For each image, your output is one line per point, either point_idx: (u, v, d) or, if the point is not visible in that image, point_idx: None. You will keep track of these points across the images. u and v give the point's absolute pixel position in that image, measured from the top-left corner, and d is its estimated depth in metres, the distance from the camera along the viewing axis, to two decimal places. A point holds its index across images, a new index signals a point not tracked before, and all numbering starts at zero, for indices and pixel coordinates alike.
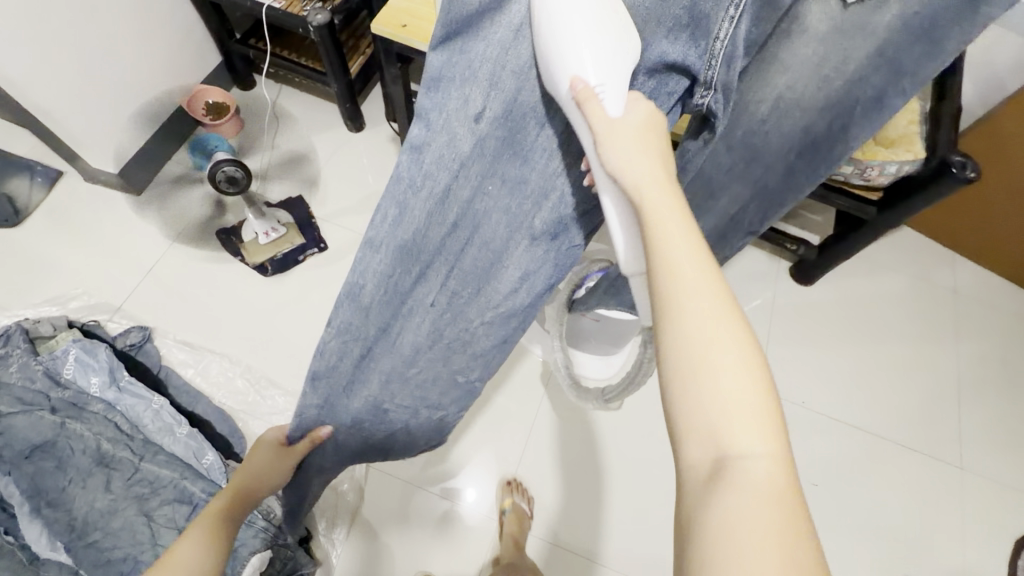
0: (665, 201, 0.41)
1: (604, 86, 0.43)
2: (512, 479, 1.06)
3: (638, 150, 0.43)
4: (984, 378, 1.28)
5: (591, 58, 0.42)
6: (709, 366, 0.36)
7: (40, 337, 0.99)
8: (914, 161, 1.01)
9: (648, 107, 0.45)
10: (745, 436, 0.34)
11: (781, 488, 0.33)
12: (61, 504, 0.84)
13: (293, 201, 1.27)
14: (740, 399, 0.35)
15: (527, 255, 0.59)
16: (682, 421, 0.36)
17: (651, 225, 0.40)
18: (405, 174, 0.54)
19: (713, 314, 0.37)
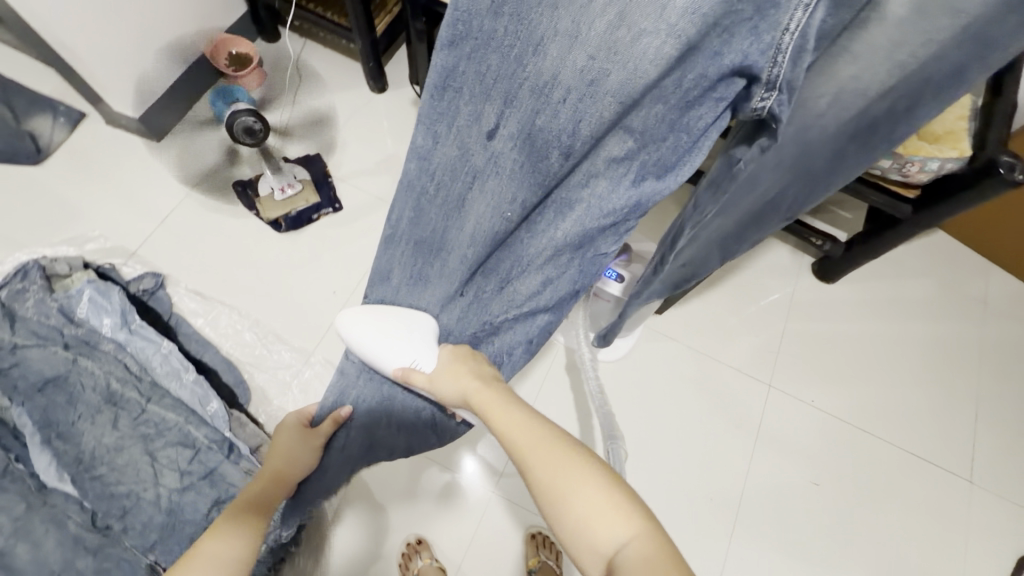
0: (494, 400, 0.65)
1: (415, 363, 0.72)
2: (537, 534, 1.00)
3: (455, 377, 0.69)
4: (1004, 392, 1.23)
5: (399, 356, 0.74)
6: (568, 498, 0.53)
7: (56, 274, 1.00)
8: (957, 160, 0.94)
9: (450, 348, 0.74)
10: (612, 531, 0.51)
11: (654, 554, 0.48)
12: (71, 437, 0.86)
13: (311, 158, 1.26)
14: (596, 507, 0.52)
15: (551, 257, 0.69)
16: (571, 547, 0.53)
17: (496, 422, 0.62)
18: (421, 183, 0.69)
19: (556, 462, 0.56)
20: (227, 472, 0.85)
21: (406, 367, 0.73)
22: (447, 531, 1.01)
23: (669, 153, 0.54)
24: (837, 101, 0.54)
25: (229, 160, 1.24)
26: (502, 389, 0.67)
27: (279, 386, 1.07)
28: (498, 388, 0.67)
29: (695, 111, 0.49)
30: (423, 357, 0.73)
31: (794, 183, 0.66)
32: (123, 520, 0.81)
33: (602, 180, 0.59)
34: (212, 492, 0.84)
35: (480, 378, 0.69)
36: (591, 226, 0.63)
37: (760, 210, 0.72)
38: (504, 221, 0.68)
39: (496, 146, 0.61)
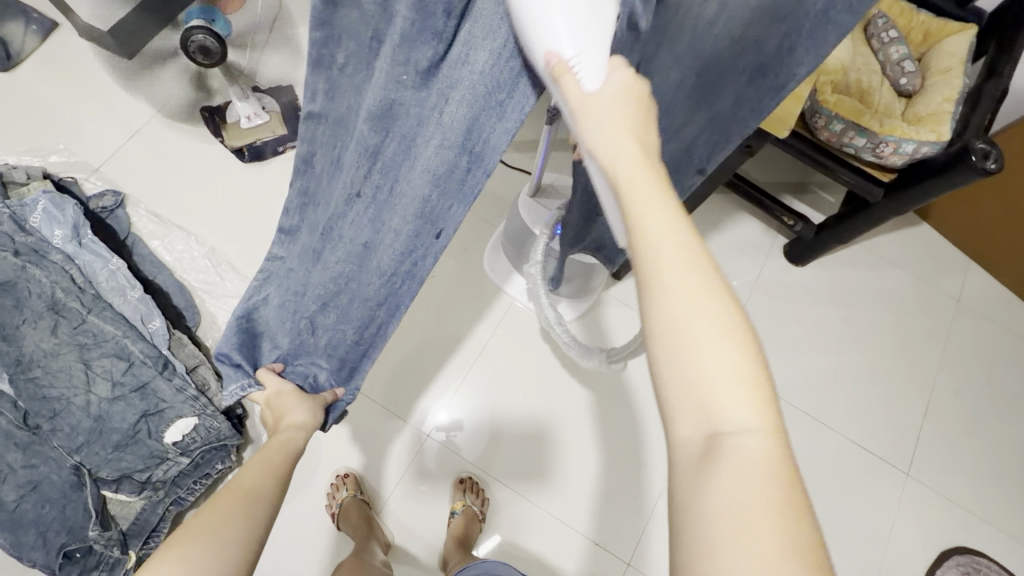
0: (645, 187, 0.37)
1: (578, 58, 0.37)
2: (466, 479, 1.04)
3: (614, 123, 0.39)
4: (960, 394, 1.22)
5: (561, 17, 0.36)
6: (700, 348, 0.33)
7: (13, 182, 1.00)
8: (933, 143, 0.88)
9: (629, 76, 0.40)
10: (737, 413, 0.33)
11: (780, 467, 0.32)
12: (13, 340, 0.87)
13: (282, 89, 1.24)
14: (727, 382, 0.33)
15: (436, 158, 0.47)
16: (670, 398, 0.34)
17: (633, 210, 0.36)
18: (327, 53, 0.45)
19: (698, 308, 0.34)
20: (159, 387, 0.89)
21: (564, 59, 0.37)
22: (377, 466, 1.04)
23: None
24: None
25: (198, 84, 1.22)
26: (657, 167, 0.39)
27: (228, 314, 1.08)
28: (655, 164, 0.39)
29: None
30: (592, 55, 0.38)
31: (699, 126, 0.59)
32: (52, 421, 0.85)
33: (480, 51, 0.40)
34: (141, 405, 0.88)
35: (647, 150, 0.39)
36: (459, 133, 0.45)
37: (672, 156, 0.63)
38: (396, 86, 0.44)
39: (391, 6, 0.40)
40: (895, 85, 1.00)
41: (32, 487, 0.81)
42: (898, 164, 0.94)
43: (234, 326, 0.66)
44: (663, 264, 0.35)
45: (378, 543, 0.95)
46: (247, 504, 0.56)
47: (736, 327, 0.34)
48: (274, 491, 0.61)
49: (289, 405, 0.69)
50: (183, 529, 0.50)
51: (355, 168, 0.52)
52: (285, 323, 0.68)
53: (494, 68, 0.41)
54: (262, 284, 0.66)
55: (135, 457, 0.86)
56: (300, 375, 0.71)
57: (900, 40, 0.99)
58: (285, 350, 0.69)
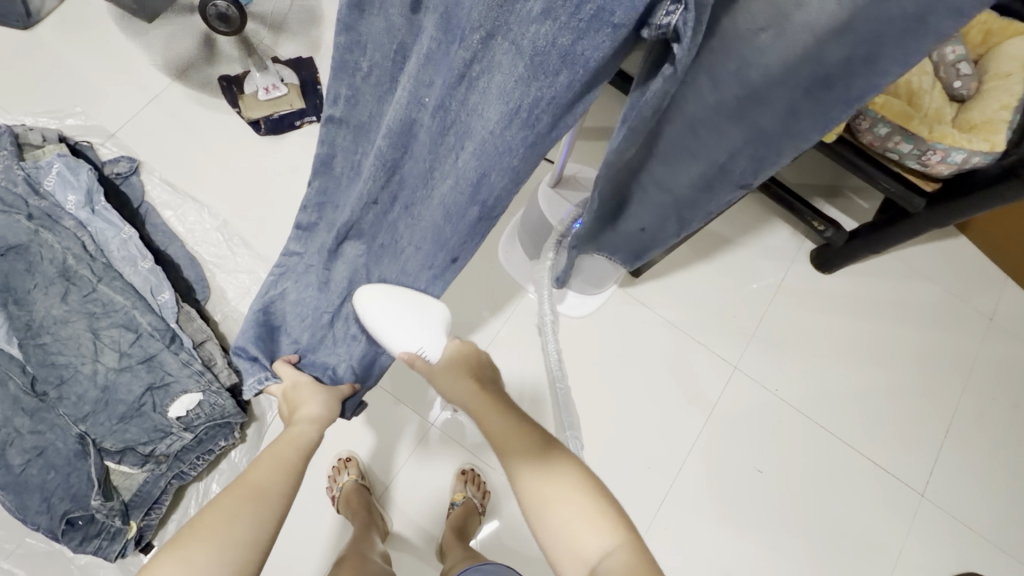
0: (495, 416, 0.61)
1: (422, 349, 0.64)
2: (467, 470, 1.02)
3: (457, 380, 0.65)
4: (984, 415, 1.17)
5: (407, 336, 0.63)
6: (554, 506, 0.55)
7: (28, 144, 0.99)
8: (986, 154, 0.81)
9: (459, 342, 0.68)
10: (597, 544, 0.52)
11: (637, 569, 0.49)
12: (23, 304, 0.87)
13: (302, 61, 1.20)
14: (580, 523, 0.53)
15: (451, 196, 0.51)
16: (556, 550, 0.54)
17: (486, 422, 0.61)
18: (352, 59, 0.45)
19: (544, 481, 0.56)
20: (166, 360, 0.88)
21: (413, 351, 0.64)
22: (379, 451, 1.04)
23: (565, 94, 0.38)
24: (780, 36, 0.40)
25: (217, 51, 1.19)
26: (496, 390, 0.64)
27: (238, 290, 1.07)
28: (493, 389, 0.65)
29: (587, 37, 0.33)
30: (432, 345, 0.65)
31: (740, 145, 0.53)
32: (59, 389, 0.85)
33: (491, 107, 0.41)
34: (147, 377, 0.87)
35: (481, 379, 0.65)
36: (470, 181, 0.48)
37: None
38: (414, 106, 0.44)
39: (419, 21, 0.40)
40: (947, 89, 0.93)
41: (38, 453, 0.82)
42: (943, 173, 0.88)
43: (251, 322, 0.65)
44: (514, 459, 0.58)
45: (377, 532, 0.94)
46: (256, 501, 0.55)
47: (577, 483, 0.56)
48: (289, 491, 0.58)
49: (305, 397, 0.64)
50: (184, 535, 0.50)
51: (370, 180, 0.52)
52: (303, 317, 0.67)
53: (503, 132, 0.42)
54: (277, 278, 0.66)
55: (140, 430, 0.86)
56: (321, 370, 0.69)
57: (958, 40, 0.92)
58: (303, 344, 0.68)
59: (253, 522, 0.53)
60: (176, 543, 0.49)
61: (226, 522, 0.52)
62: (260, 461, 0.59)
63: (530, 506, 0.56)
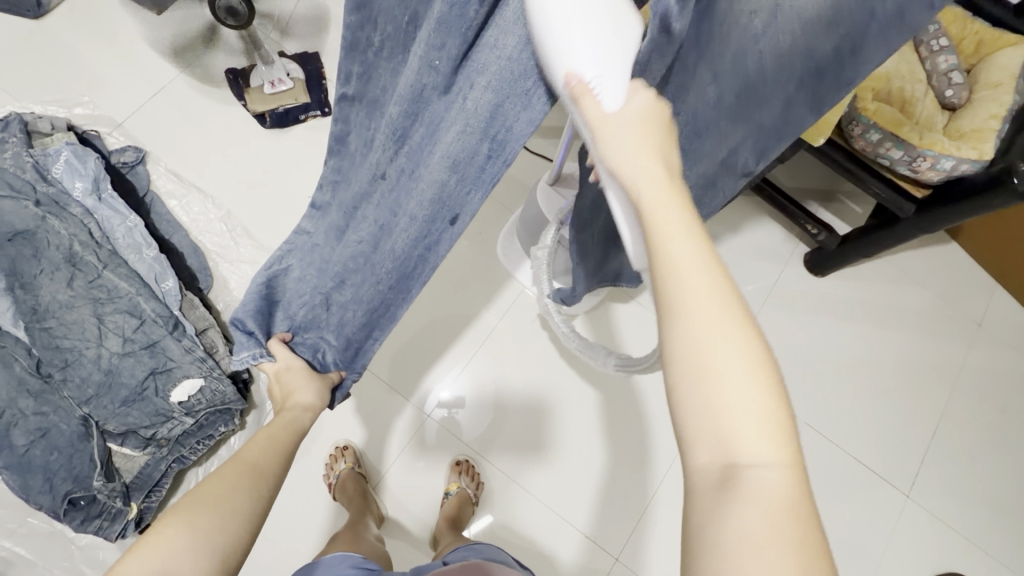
0: (669, 200, 0.34)
1: (599, 79, 0.35)
2: (462, 461, 1.04)
3: (638, 142, 0.36)
4: (971, 420, 1.19)
5: (588, 41, 0.34)
6: (713, 378, 0.31)
7: (37, 132, 1.00)
8: (974, 162, 0.83)
9: (650, 100, 0.38)
10: (757, 446, 0.30)
11: (796, 500, 0.29)
12: (30, 289, 0.88)
13: (307, 56, 1.22)
14: (746, 413, 0.31)
15: (456, 146, 0.45)
16: (689, 425, 0.32)
17: (658, 223, 0.33)
18: (362, 34, 0.45)
19: (714, 327, 0.32)
20: (168, 347, 0.90)
21: (583, 79, 0.35)
22: (377, 441, 1.05)
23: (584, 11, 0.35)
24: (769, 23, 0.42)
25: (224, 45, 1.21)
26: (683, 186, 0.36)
27: (240, 280, 1.09)
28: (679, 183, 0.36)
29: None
30: (613, 77, 0.36)
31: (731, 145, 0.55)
32: (63, 372, 0.87)
33: (509, 41, 0.37)
34: (150, 362, 0.89)
35: (670, 167, 0.36)
36: (478, 136, 0.43)
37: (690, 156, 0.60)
38: (421, 73, 0.42)
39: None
40: (939, 97, 0.96)
41: (42, 434, 0.83)
42: (933, 179, 0.90)
43: (253, 292, 0.67)
44: (673, 271, 0.32)
45: (371, 516, 0.96)
46: (252, 480, 0.56)
47: (757, 359, 0.32)
48: (282, 463, 0.61)
49: (296, 384, 0.69)
50: (185, 500, 0.50)
51: (382, 151, 0.52)
52: (302, 294, 0.69)
53: (523, 54, 0.37)
54: (285, 253, 0.67)
55: (142, 414, 0.88)
56: (307, 350, 0.73)
57: (950, 49, 0.94)
58: (297, 322, 0.71)
59: (249, 499, 0.54)
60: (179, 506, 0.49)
61: (224, 496, 0.52)
62: (254, 442, 0.61)
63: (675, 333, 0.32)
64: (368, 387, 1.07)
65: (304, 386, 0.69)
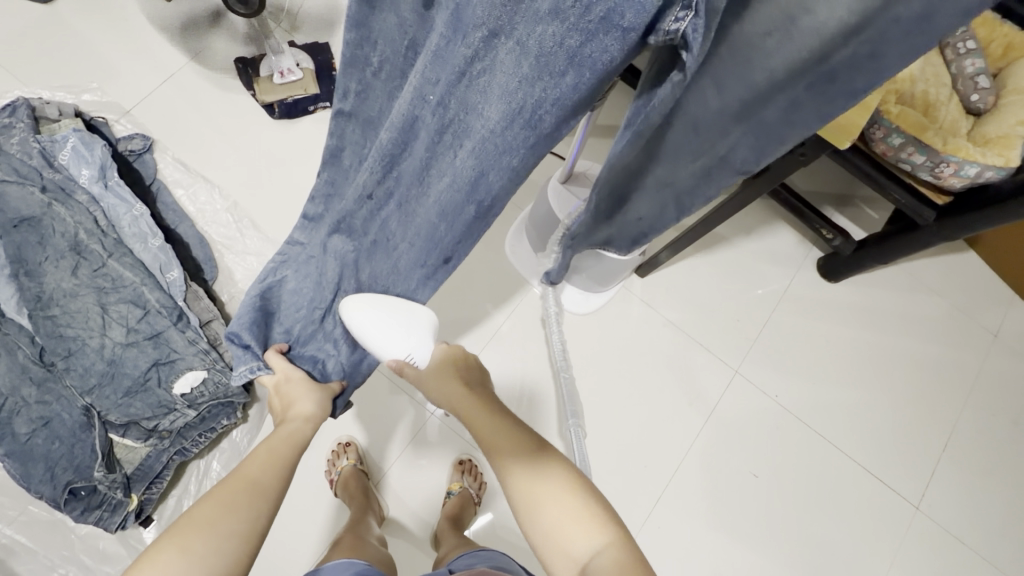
0: (476, 409, 0.64)
1: (410, 355, 0.62)
2: (465, 461, 1.03)
3: (448, 381, 0.67)
4: (983, 433, 1.17)
5: (395, 344, 0.61)
6: (540, 504, 0.56)
7: (45, 118, 0.99)
8: (999, 169, 0.81)
9: (445, 349, 0.68)
10: (584, 542, 0.53)
11: (624, 564, 0.49)
12: (34, 276, 0.88)
13: (318, 47, 1.21)
14: (568, 522, 0.54)
15: (446, 196, 0.48)
16: (544, 547, 0.55)
17: (477, 427, 0.63)
18: (362, 53, 0.44)
19: (532, 474, 0.57)
20: (171, 338, 0.89)
21: (401, 359, 0.62)
22: (379, 439, 1.04)
23: (569, 97, 0.34)
24: (786, 40, 0.39)
25: (234, 33, 1.19)
26: (482, 393, 0.67)
27: (245, 272, 1.08)
28: (480, 394, 0.66)
29: (595, 39, 0.30)
30: (420, 351, 0.63)
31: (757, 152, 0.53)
32: (66, 360, 0.86)
33: (492, 106, 0.38)
34: (154, 353, 0.89)
35: (467, 379, 0.68)
36: (467, 181, 0.45)
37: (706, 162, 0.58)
38: (417, 103, 0.42)
39: (430, 17, 0.37)
40: (964, 102, 0.92)
41: (44, 424, 0.83)
42: (955, 186, 0.87)
43: (247, 305, 0.63)
44: (498, 451, 0.60)
45: (372, 516, 0.95)
46: (249, 498, 0.54)
47: (568, 487, 0.56)
48: (285, 479, 0.59)
49: (298, 394, 0.64)
50: (182, 523, 0.50)
51: (369, 172, 0.51)
52: (300, 308, 0.65)
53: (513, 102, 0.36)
54: (278, 265, 0.66)
55: (143, 405, 0.87)
56: (307, 361, 0.68)
57: (977, 53, 0.91)
58: (295, 336, 0.66)
59: (247, 520, 0.53)
60: (175, 532, 0.50)
61: (221, 518, 0.52)
62: (250, 460, 0.59)
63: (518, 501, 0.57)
64: (372, 383, 1.06)
65: (305, 398, 0.64)
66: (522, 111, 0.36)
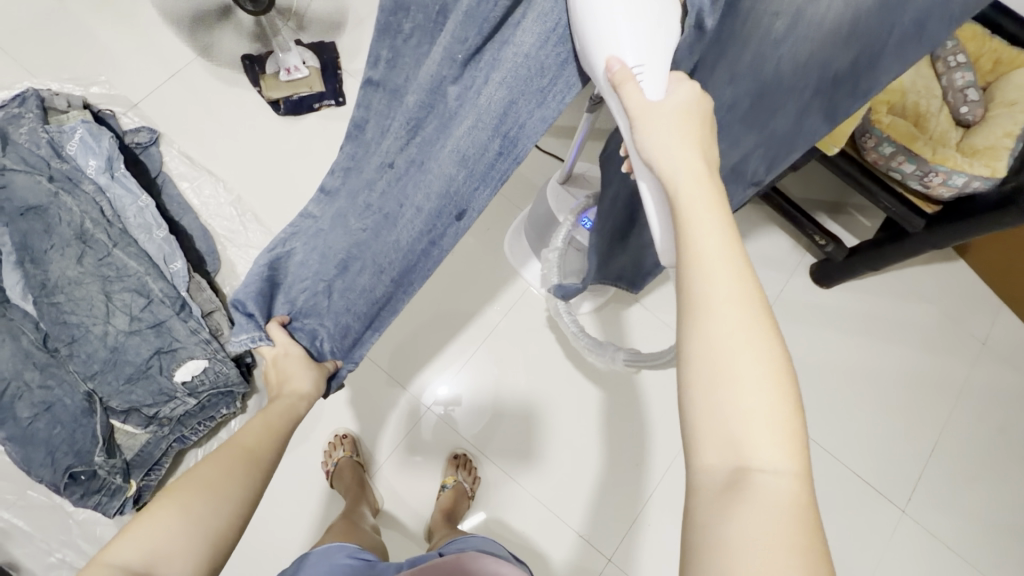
0: (701, 195, 0.37)
1: (641, 66, 0.40)
2: (460, 455, 1.05)
3: (683, 141, 0.39)
4: (969, 439, 1.19)
5: (629, 34, 0.39)
6: (732, 381, 0.32)
7: (54, 109, 1.01)
8: (986, 180, 0.82)
9: (691, 92, 0.41)
10: (768, 449, 0.32)
11: (801, 505, 0.30)
12: (40, 263, 0.89)
13: (324, 46, 1.23)
14: (761, 417, 0.32)
15: (467, 139, 0.49)
16: (700, 430, 0.33)
17: (689, 222, 0.36)
18: (395, 19, 0.46)
19: (743, 328, 0.33)
20: (174, 327, 0.91)
21: (628, 66, 0.40)
22: (374, 433, 1.06)
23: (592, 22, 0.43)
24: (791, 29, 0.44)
25: None
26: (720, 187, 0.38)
27: (247, 264, 1.09)
28: (712, 181, 0.38)
29: None
30: (656, 67, 0.40)
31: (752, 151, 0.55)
32: (70, 347, 0.87)
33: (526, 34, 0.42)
34: (156, 341, 0.90)
35: (708, 162, 0.39)
36: (496, 113, 0.46)
37: None
38: (444, 63, 0.45)
39: None
40: (953, 113, 0.95)
41: (45, 408, 0.84)
42: (944, 195, 0.90)
43: (256, 272, 0.64)
44: (704, 277, 0.34)
45: (366, 504, 0.96)
46: (243, 470, 0.55)
47: (781, 373, 0.33)
48: (274, 455, 0.61)
49: (293, 370, 0.67)
50: (173, 490, 0.50)
51: (394, 138, 0.54)
52: (304, 280, 0.66)
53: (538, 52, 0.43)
54: (288, 237, 0.65)
55: (145, 392, 0.88)
56: (306, 336, 0.69)
57: (968, 66, 0.93)
58: (297, 307, 0.67)
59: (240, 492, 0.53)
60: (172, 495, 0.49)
61: (215, 488, 0.52)
62: (243, 433, 0.60)
63: (699, 325, 0.34)
64: (368, 376, 1.08)
65: (301, 375, 0.67)
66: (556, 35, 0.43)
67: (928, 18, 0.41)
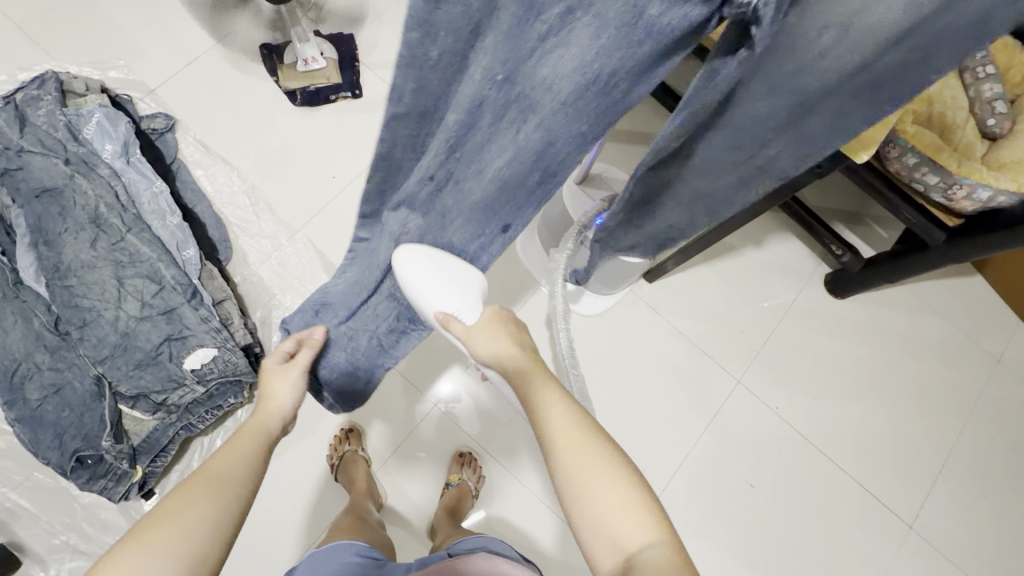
0: (528, 369, 0.58)
1: (458, 311, 0.60)
2: (464, 453, 1.04)
3: (494, 338, 0.61)
4: (981, 456, 1.17)
5: (443, 297, 0.59)
6: (593, 493, 0.49)
7: (72, 92, 1.01)
8: (1012, 194, 0.81)
9: (495, 309, 0.63)
10: (636, 535, 0.47)
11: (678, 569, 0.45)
12: (53, 246, 0.89)
13: (342, 38, 1.22)
14: (620, 516, 0.48)
15: (505, 171, 0.52)
16: (589, 542, 0.49)
17: (532, 396, 0.55)
18: (419, 51, 0.38)
19: (587, 451, 0.51)
20: (184, 314, 0.90)
21: (447, 313, 0.60)
22: (378, 427, 1.06)
23: (642, 62, 0.38)
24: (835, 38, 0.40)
25: (260, 20, 1.21)
26: (534, 355, 0.61)
27: (259, 255, 1.09)
28: (531, 354, 0.60)
29: (675, 8, 0.34)
30: (469, 306, 0.61)
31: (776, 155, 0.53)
32: (81, 330, 0.88)
33: (564, 79, 0.40)
34: (166, 328, 0.90)
35: (519, 342, 0.61)
36: (533, 151, 0.49)
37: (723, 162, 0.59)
38: (481, 91, 0.43)
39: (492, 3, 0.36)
40: (980, 125, 0.93)
41: (55, 391, 0.85)
42: (968, 209, 0.88)
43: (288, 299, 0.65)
44: (549, 433, 0.52)
45: (372, 500, 0.96)
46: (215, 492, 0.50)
47: (623, 472, 0.50)
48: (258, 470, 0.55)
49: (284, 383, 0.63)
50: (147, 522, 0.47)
51: (425, 165, 0.51)
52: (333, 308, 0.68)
53: (577, 93, 0.41)
54: None
55: (154, 377, 0.89)
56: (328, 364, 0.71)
57: (996, 77, 0.91)
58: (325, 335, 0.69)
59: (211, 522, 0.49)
60: (166, 511, 0.48)
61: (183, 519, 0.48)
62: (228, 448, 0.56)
63: (560, 472, 0.51)
64: None
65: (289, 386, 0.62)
66: (599, 81, 0.40)
67: (970, 24, 0.39)
